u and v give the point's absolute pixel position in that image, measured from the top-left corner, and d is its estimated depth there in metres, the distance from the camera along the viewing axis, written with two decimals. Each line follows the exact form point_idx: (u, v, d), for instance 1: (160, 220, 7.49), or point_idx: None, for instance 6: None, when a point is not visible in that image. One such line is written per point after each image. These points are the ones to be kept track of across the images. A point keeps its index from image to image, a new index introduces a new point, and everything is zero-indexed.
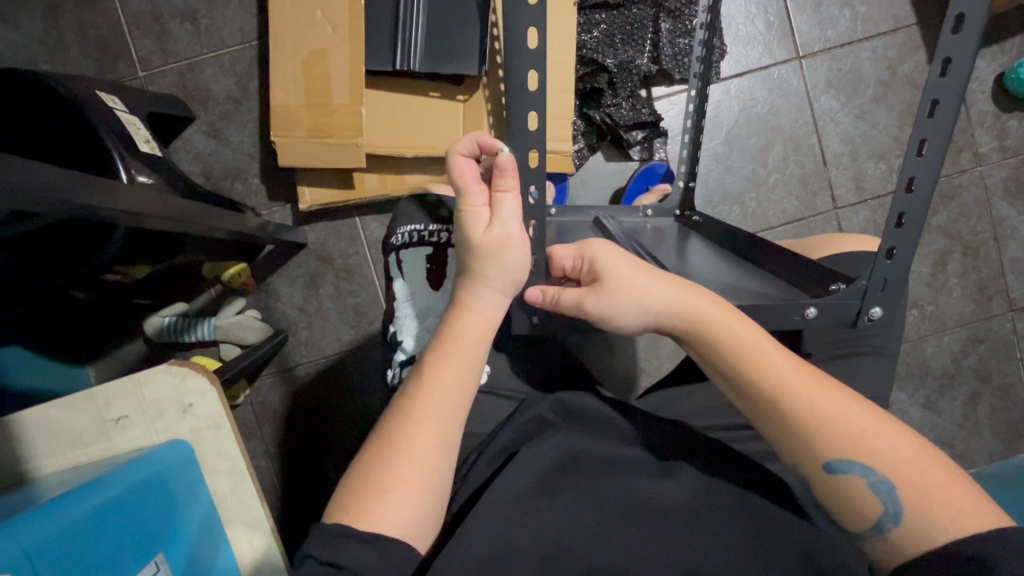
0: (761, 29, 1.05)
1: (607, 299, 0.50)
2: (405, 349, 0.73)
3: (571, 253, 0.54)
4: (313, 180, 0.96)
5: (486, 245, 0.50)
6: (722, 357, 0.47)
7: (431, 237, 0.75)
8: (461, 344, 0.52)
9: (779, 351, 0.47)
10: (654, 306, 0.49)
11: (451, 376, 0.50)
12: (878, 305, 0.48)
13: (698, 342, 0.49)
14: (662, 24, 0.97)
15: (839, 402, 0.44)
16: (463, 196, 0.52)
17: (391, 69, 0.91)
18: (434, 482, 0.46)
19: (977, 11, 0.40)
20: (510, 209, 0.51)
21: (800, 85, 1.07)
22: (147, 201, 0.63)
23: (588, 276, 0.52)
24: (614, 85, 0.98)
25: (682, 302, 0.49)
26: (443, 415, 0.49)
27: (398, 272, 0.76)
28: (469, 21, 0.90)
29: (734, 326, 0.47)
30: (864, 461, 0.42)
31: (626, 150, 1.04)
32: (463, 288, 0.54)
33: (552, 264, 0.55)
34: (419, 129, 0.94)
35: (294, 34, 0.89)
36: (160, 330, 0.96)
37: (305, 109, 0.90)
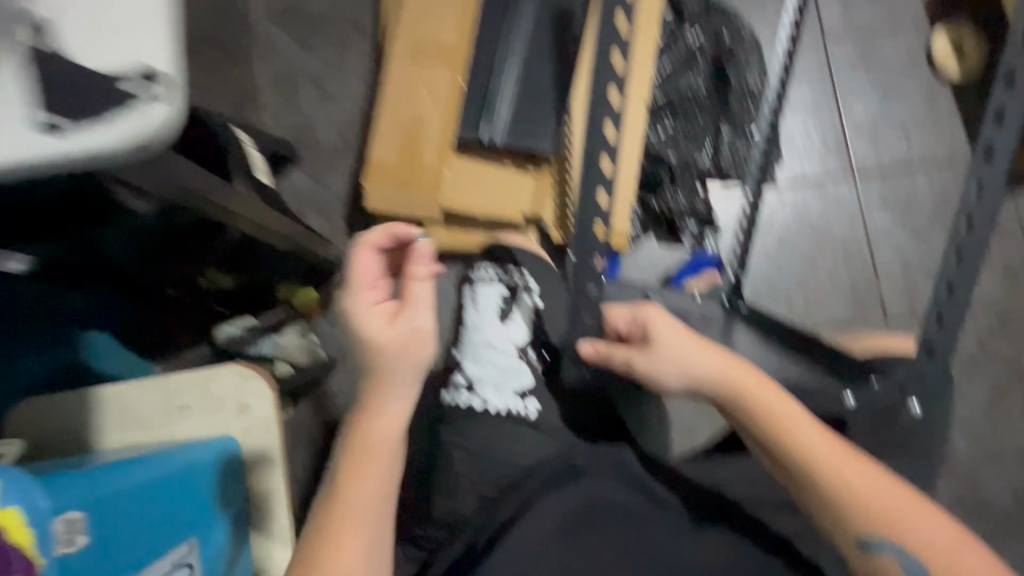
0: (817, 145, 1.13)
1: (659, 365, 0.53)
2: (465, 373, 0.79)
3: (624, 313, 0.57)
4: (391, 225, 1.06)
5: (390, 342, 0.56)
6: (765, 434, 0.50)
7: (506, 279, 0.85)
8: (382, 453, 0.56)
9: (818, 431, 0.50)
10: (698, 374, 0.52)
11: (371, 483, 0.55)
12: (913, 400, 0.63)
13: (742, 415, 0.51)
14: (724, 129, 1.06)
15: (864, 485, 0.48)
16: (359, 291, 0.57)
17: (475, 140, 1.01)
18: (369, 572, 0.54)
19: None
20: (421, 296, 0.58)
21: (853, 199, 1.12)
22: (257, 213, 0.71)
23: (637, 336, 0.56)
24: (674, 177, 1.06)
25: (730, 376, 0.51)
26: (365, 512, 0.54)
27: (472, 305, 0.85)
28: (548, 106, 1.02)
29: (774, 401, 0.50)
30: (891, 538, 0.47)
31: (678, 237, 1.11)
32: (367, 388, 0.57)
33: (607, 320, 0.59)
34: (490, 195, 1.04)
35: (399, 102, 1.03)
36: (228, 339, 1.00)
37: (396, 164, 1.02)
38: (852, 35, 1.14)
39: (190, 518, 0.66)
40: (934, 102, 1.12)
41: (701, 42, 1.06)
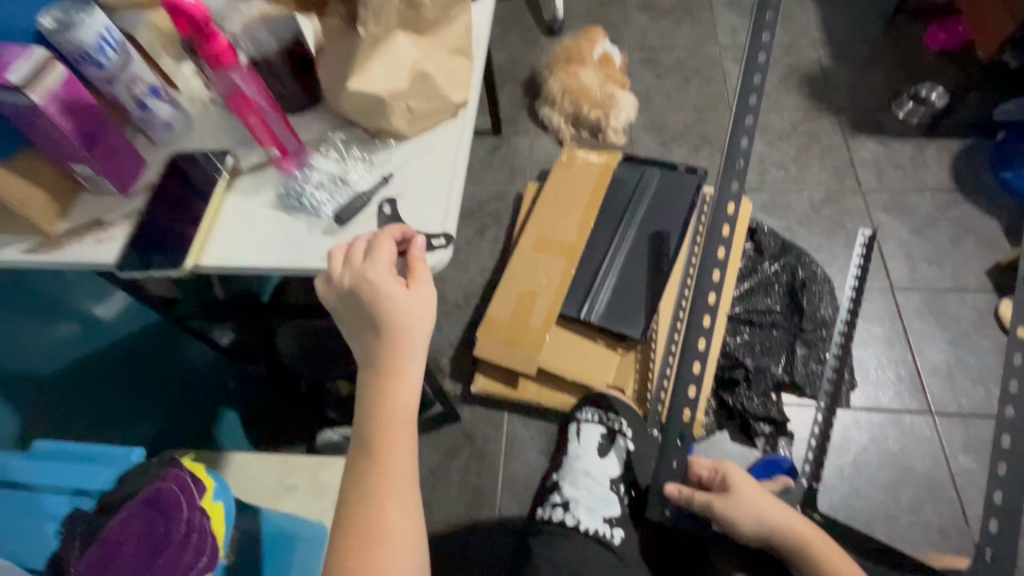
0: (892, 378, 1.20)
1: (736, 507, 0.73)
2: (561, 495, 1.05)
3: (705, 466, 0.81)
4: (490, 373, 1.23)
5: (410, 316, 0.49)
6: (813, 564, 0.67)
7: (606, 421, 1.11)
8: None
9: (844, 561, 0.67)
10: (766, 518, 0.71)
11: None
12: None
13: (797, 548, 0.69)
14: (799, 350, 1.19)
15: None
16: (370, 278, 0.49)
17: (575, 317, 1.21)
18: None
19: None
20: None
21: (934, 437, 1.14)
22: None
23: (716, 483, 0.78)
24: (750, 381, 1.17)
25: (785, 518, 0.71)
26: (398, 484, 0.49)
27: (576, 438, 1.12)
28: (641, 301, 1.21)
29: (819, 543, 0.68)
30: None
31: (752, 437, 1.16)
32: (384, 354, 0.50)
33: (692, 469, 0.82)
34: (581, 363, 1.19)
35: (519, 277, 1.26)
36: (327, 444, 1.13)
37: (507, 323, 1.21)
38: (917, 288, 1.29)
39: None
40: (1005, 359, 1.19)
41: (778, 273, 1.27)
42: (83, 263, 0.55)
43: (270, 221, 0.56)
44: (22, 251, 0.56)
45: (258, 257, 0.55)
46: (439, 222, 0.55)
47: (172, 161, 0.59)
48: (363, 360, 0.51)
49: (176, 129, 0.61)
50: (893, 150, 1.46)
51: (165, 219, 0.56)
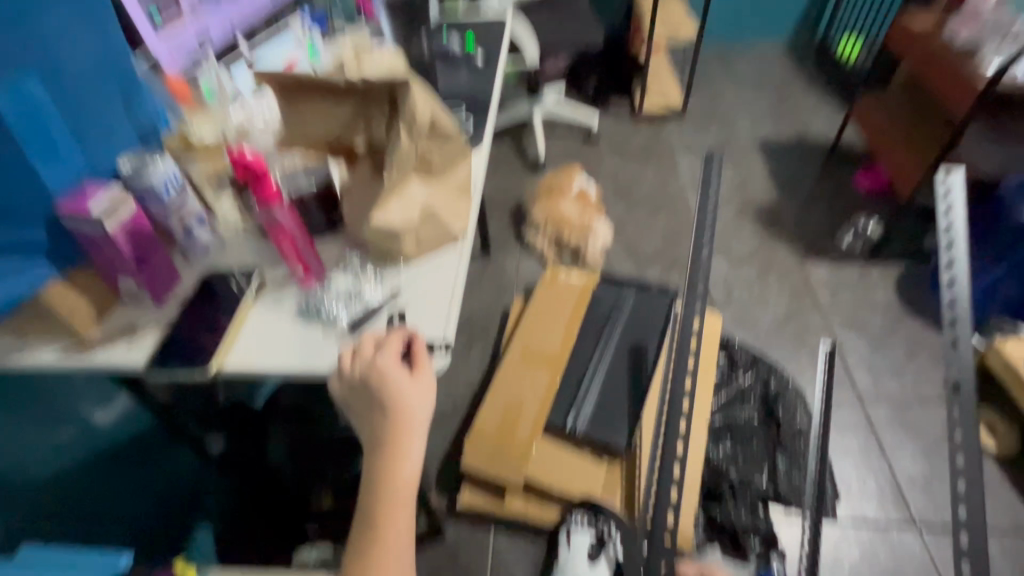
0: (874, 490, 1.22)
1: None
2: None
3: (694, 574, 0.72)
4: (477, 486, 1.22)
5: (413, 402, 0.55)
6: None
7: (591, 526, 1.16)
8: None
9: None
10: None
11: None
12: None
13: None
14: (781, 461, 1.22)
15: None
16: (380, 372, 0.55)
17: (561, 426, 1.23)
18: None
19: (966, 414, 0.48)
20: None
21: (921, 553, 1.14)
22: None
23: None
24: (735, 494, 1.18)
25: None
26: (397, 553, 0.52)
27: (565, 543, 1.15)
28: (623, 412, 1.25)
29: None
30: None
31: (744, 552, 1.13)
32: (388, 434, 0.54)
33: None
34: (568, 476, 1.20)
35: (506, 388, 1.31)
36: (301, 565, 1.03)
37: (494, 435, 1.23)
38: (884, 400, 1.36)
39: None
40: None
41: (752, 385, 1.34)
42: (110, 365, 0.61)
43: (295, 330, 0.64)
44: (53, 356, 0.62)
45: (274, 362, 0.61)
46: (441, 329, 0.64)
47: (205, 279, 0.68)
48: (370, 440, 0.55)
49: (211, 250, 0.71)
50: (841, 272, 1.63)
51: (191, 327, 0.63)
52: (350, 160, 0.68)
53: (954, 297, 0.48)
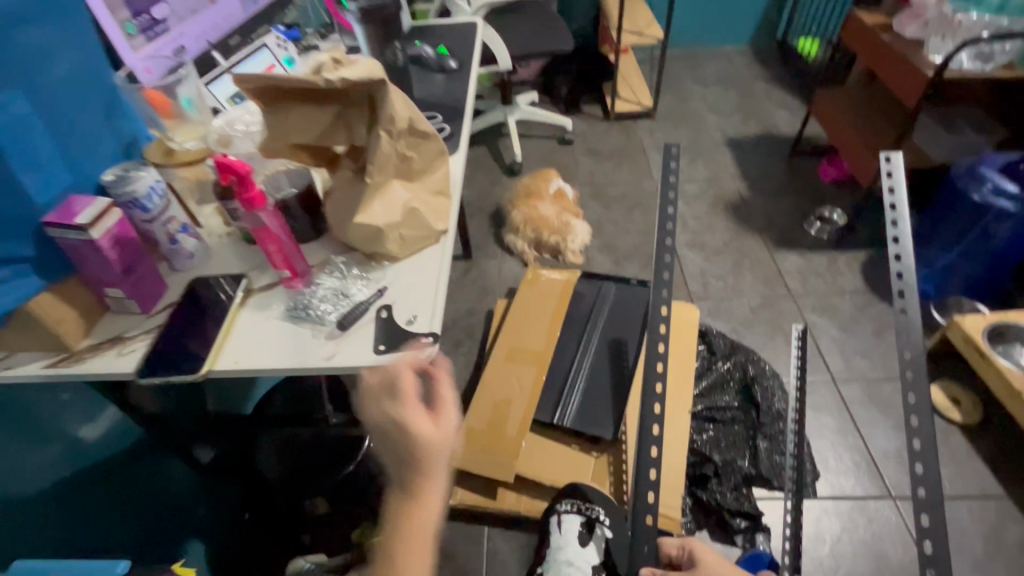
0: (850, 465, 1.27)
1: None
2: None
3: (675, 543, 0.68)
4: (468, 484, 1.23)
5: (439, 444, 0.52)
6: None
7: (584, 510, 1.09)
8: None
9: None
10: None
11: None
12: None
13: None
14: (761, 442, 1.27)
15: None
16: (403, 409, 0.53)
17: (549, 421, 1.27)
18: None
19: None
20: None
21: (899, 522, 1.19)
22: None
23: (688, 562, 0.65)
24: (720, 476, 1.22)
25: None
26: None
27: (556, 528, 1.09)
28: (608, 404, 1.28)
29: None
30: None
31: (730, 533, 1.17)
32: (414, 476, 0.52)
33: (660, 550, 0.68)
34: (557, 469, 1.22)
35: (495, 386, 1.33)
36: (299, 571, 1.11)
37: (484, 432, 1.25)
38: (855, 379, 1.42)
39: None
40: (949, 439, 1.27)
41: (732, 372, 1.38)
42: (98, 373, 0.62)
43: (284, 331, 0.65)
44: (41, 368, 0.62)
45: (265, 359, 0.62)
46: (430, 323, 0.65)
47: (190, 287, 0.69)
48: (396, 484, 0.53)
49: (197, 259, 0.72)
50: (811, 260, 1.69)
51: (177, 332, 0.65)
52: (333, 165, 0.70)
53: (901, 268, 0.52)
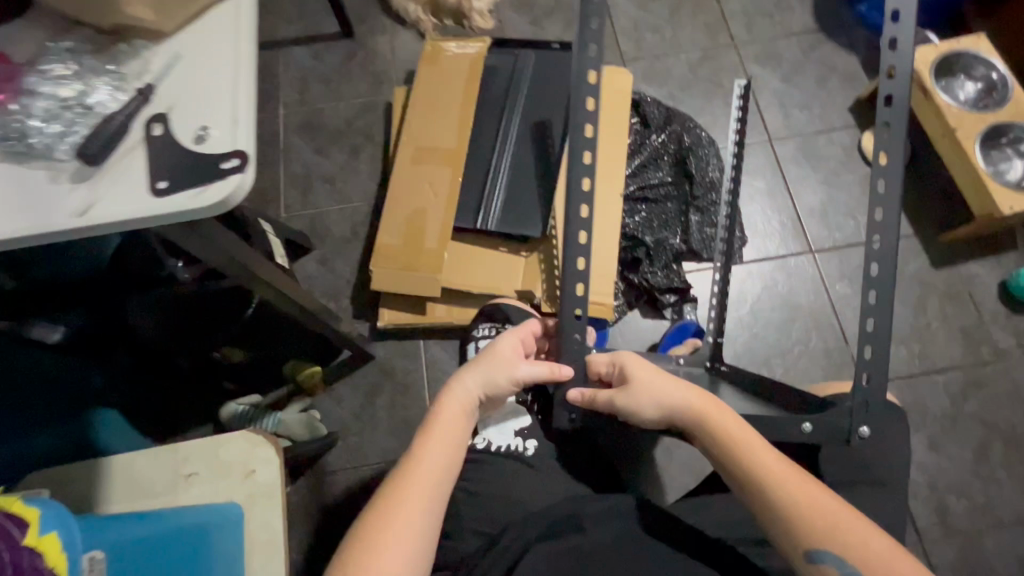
0: (777, 227, 1.27)
1: (631, 396, 0.61)
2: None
3: (604, 360, 0.65)
4: (393, 304, 1.15)
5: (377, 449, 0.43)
6: (721, 454, 0.55)
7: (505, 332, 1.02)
8: (442, 427, 0.61)
9: (769, 448, 0.54)
10: (668, 405, 0.59)
11: (435, 448, 0.59)
12: (865, 425, 0.62)
13: (694, 424, 0.58)
14: (693, 216, 1.21)
15: (830, 497, 0.50)
16: None
17: (472, 228, 1.15)
18: (421, 541, 0.53)
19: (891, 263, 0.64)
20: (533, 373, 0.65)
21: (816, 273, 1.23)
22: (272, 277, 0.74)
23: (615, 378, 0.64)
24: (651, 257, 1.18)
25: (687, 401, 0.58)
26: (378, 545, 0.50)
27: None
28: (533, 200, 1.15)
29: (732, 424, 0.56)
30: (840, 552, 0.48)
31: (660, 309, 1.20)
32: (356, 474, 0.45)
33: (590, 369, 0.67)
34: (485, 275, 1.14)
35: (405, 196, 1.16)
36: (232, 416, 1.07)
37: (401, 249, 1.13)
38: (792, 136, 1.33)
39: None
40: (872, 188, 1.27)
41: (666, 145, 1.25)
42: None
43: (30, 181, 0.53)
44: None
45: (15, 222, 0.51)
46: (230, 139, 0.53)
47: None
48: None
49: None
50: None
51: None
52: None
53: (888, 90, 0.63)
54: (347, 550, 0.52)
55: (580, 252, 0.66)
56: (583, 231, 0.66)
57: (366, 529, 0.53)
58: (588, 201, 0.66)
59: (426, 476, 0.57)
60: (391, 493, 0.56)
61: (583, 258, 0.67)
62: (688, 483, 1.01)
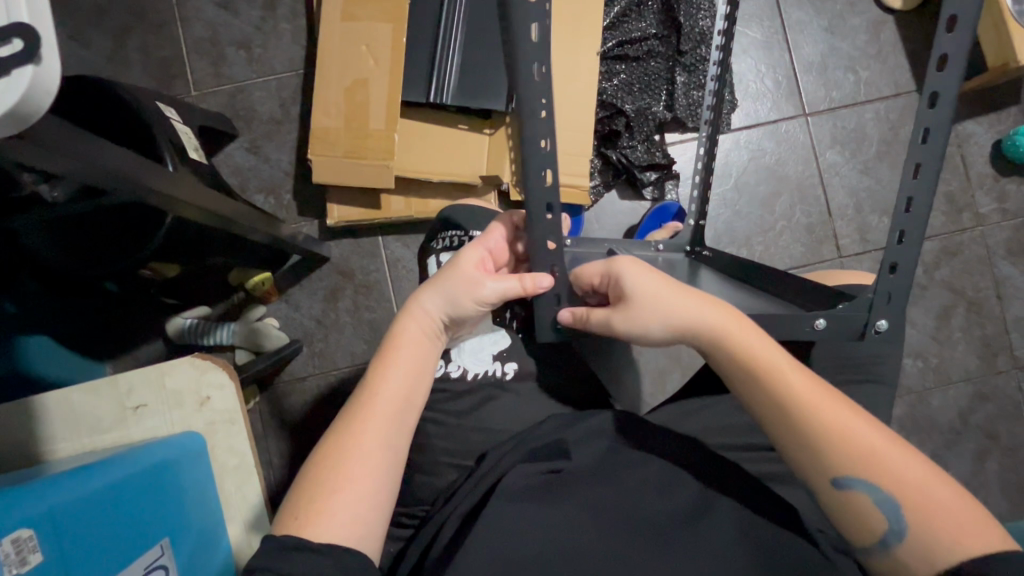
0: (769, 86, 1.13)
1: (634, 315, 0.52)
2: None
3: (598, 270, 0.55)
4: (342, 198, 1.01)
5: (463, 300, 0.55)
6: (745, 378, 0.49)
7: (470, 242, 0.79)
8: (401, 355, 0.55)
9: (798, 369, 0.48)
10: (681, 323, 0.51)
11: (392, 380, 0.54)
12: (884, 318, 0.51)
13: (712, 344, 0.50)
14: (679, 76, 1.05)
15: (864, 422, 0.46)
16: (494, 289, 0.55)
17: (424, 102, 0.98)
18: (379, 476, 0.49)
19: (940, 128, 0.47)
20: (507, 289, 0.55)
21: (807, 139, 1.13)
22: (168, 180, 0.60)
23: (612, 293, 0.54)
24: (631, 129, 1.05)
25: (704, 318, 0.50)
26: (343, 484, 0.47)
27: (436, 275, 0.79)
28: (496, 64, 0.97)
29: (756, 343, 0.49)
30: (871, 478, 0.44)
31: (640, 189, 1.09)
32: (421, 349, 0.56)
33: (577, 280, 0.56)
34: (444, 159, 1.00)
35: (340, 64, 0.96)
36: (181, 331, 1.00)
37: (343, 131, 0.96)
38: None
39: (166, 518, 0.62)
40: (877, 35, 1.13)
41: None
42: None
43: None
44: None
45: None
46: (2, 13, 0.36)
47: None
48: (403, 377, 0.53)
49: None
50: None
51: None
52: None
53: None
54: (300, 486, 0.49)
55: (542, 129, 0.46)
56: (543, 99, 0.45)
57: (320, 465, 0.49)
58: (544, 55, 0.43)
59: (383, 409, 0.52)
60: (345, 426, 0.51)
61: (549, 136, 0.46)
62: None
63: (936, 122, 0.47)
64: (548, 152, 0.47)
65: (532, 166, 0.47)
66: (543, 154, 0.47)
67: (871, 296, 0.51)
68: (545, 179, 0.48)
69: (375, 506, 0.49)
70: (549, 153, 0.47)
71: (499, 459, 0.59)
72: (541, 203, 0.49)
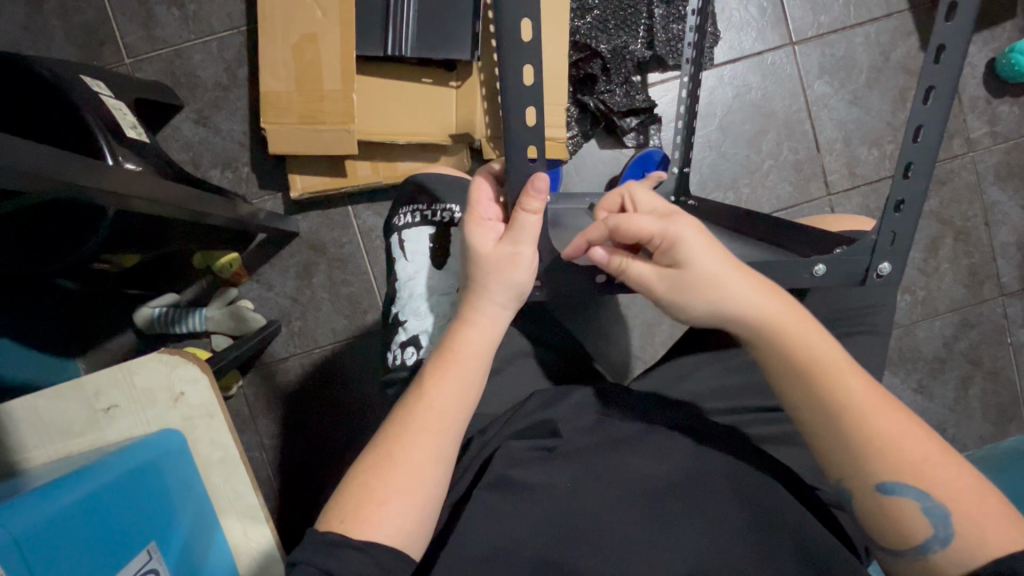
0: (754, 14, 1.05)
1: (686, 290, 0.48)
2: (406, 329, 0.72)
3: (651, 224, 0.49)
4: (305, 168, 0.94)
5: (493, 258, 0.52)
6: (799, 382, 0.46)
7: (433, 217, 0.75)
8: (462, 358, 0.53)
9: (853, 371, 0.46)
10: (730, 310, 0.48)
11: (454, 387, 0.51)
12: (886, 260, 0.50)
13: (758, 342, 0.48)
14: (658, 8, 0.97)
15: (916, 431, 0.44)
16: (511, 231, 0.51)
17: (383, 56, 0.89)
18: (430, 485, 0.47)
19: (956, 45, 0.44)
20: (530, 230, 0.51)
21: (794, 71, 1.07)
22: (85, 168, 0.57)
23: (662, 253, 0.49)
24: (608, 70, 0.98)
25: (766, 313, 0.47)
26: (398, 486, 0.46)
27: (400, 252, 0.75)
28: (459, 7, 0.89)
29: (812, 343, 0.47)
30: (921, 487, 0.42)
31: (621, 137, 1.03)
32: (466, 302, 0.55)
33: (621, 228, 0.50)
34: (410, 118, 0.92)
35: (285, 18, 0.88)
36: (150, 321, 0.97)
37: (296, 95, 0.89)
38: None
39: (151, 519, 0.60)
40: None
41: None
42: None
43: None
44: None
45: None
46: None
47: None
48: (453, 348, 0.53)
49: None
50: None
51: None
52: None
53: None
54: (346, 487, 0.47)
55: (527, 54, 0.44)
56: (528, 17, 0.43)
57: (370, 465, 0.47)
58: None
59: (437, 414, 0.50)
60: (398, 431, 0.49)
61: (531, 65, 0.45)
62: (647, 318, 1.00)
63: (950, 36, 0.44)
64: (531, 87, 0.45)
65: (514, 99, 0.46)
66: (528, 88, 0.45)
67: (874, 236, 0.50)
68: (527, 119, 0.46)
69: (426, 520, 0.47)
70: (532, 87, 0.45)
71: (489, 437, 0.58)
72: (524, 145, 0.48)
